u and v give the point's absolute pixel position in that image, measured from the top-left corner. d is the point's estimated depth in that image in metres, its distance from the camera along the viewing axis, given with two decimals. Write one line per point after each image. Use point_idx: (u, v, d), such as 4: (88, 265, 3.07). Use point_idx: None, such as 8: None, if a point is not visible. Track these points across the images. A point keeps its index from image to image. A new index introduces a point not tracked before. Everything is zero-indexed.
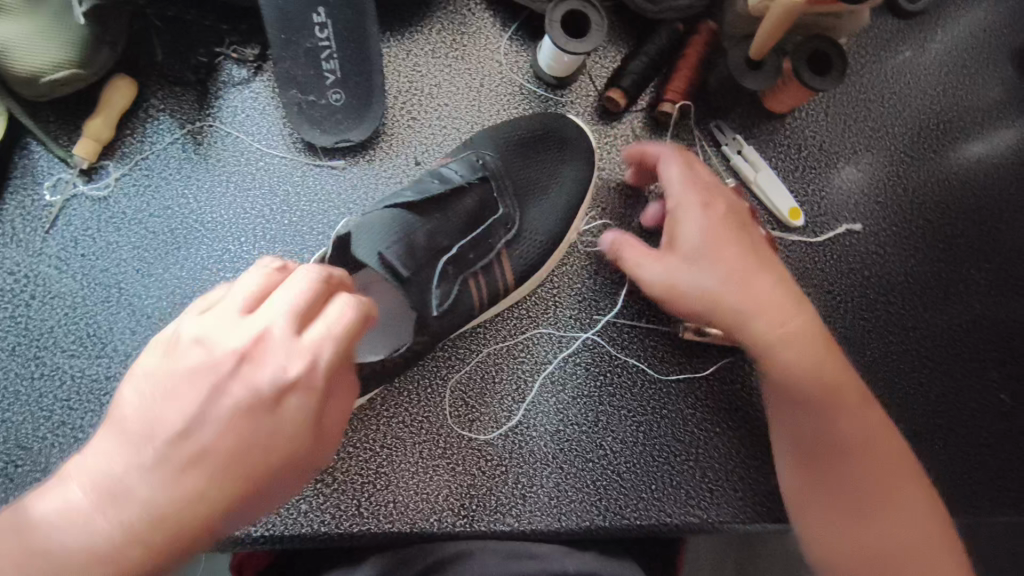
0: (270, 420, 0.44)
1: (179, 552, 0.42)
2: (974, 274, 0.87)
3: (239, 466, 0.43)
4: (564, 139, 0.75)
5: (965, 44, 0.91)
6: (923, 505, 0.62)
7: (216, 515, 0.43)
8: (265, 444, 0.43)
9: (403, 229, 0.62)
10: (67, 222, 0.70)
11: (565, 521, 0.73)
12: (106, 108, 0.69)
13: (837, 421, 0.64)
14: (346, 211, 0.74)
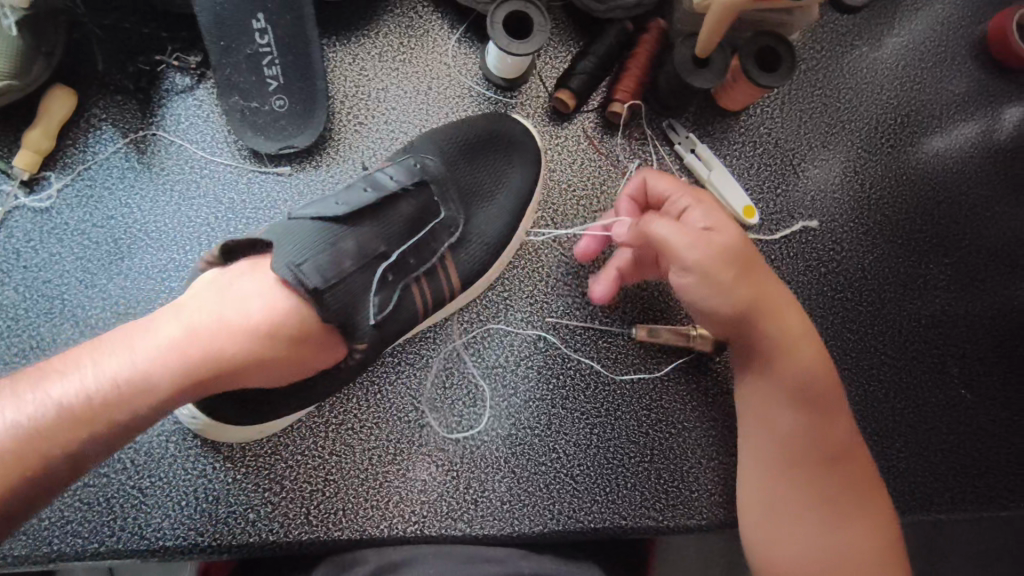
0: (256, 320, 0.57)
1: (173, 403, 0.54)
2: (934, 269, 0.87)
3: (226, 346, 0.56)
4: (510, 139, 0.75)
5: (922, 37, 0.90)
6: (871, 527, 0.63)
7: (203, 380, 0.55)
8: (246, 335, 0.56)
9: (329, 239, 0.59)
10: (9, 234, 0.69)
11: (517, 525, 0.73)
12: (46, 119, 0.69)
13: (818, 429, 0.64)
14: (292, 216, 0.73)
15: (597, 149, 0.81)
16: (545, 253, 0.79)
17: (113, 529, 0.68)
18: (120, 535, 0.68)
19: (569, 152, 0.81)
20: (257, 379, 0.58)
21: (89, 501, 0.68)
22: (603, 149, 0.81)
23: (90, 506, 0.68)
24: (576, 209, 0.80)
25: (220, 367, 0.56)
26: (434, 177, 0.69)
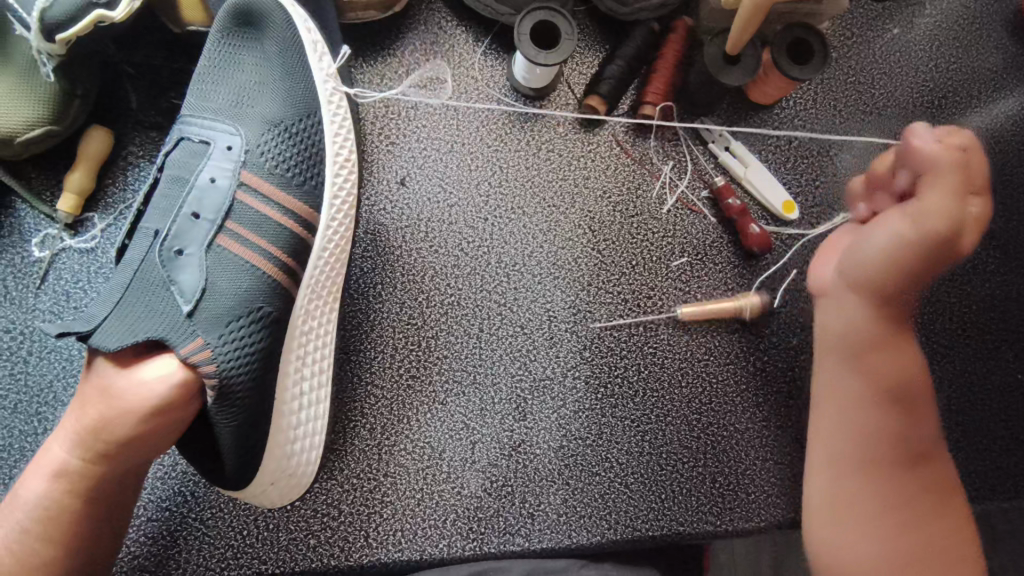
0: (72, 419, 0.56)
1: (62, 518, 0.54)
2: (982, 253, 0.84)
3: (40, 466, 0.55)
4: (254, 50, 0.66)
5: (955, 16, 0.88)
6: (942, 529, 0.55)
7: (39, 507, 0.54)
8: (66, 435, 0.55)
9: (141, 281, 0.58)
10: (58, 276, 0.70)
11: (575, 537, 0.73)
12: (84, 161, 0.69)
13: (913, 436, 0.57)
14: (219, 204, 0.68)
15: (629, 153, 0.80)
16: (585, 262, 0.78)
17: (177, 562, 0.69)
18: (185, 567, 0.68)
19: (602, 158, 0.80)
20: (121, 431, 0.54)
21: (153, 534, 0.69)
22: (635, 153, 0.80)
23: (154, 539, 0.69)
24: (612, 215, 0.79)
25: (86, 447, 0.54)
26: (170, 164, 0.64)
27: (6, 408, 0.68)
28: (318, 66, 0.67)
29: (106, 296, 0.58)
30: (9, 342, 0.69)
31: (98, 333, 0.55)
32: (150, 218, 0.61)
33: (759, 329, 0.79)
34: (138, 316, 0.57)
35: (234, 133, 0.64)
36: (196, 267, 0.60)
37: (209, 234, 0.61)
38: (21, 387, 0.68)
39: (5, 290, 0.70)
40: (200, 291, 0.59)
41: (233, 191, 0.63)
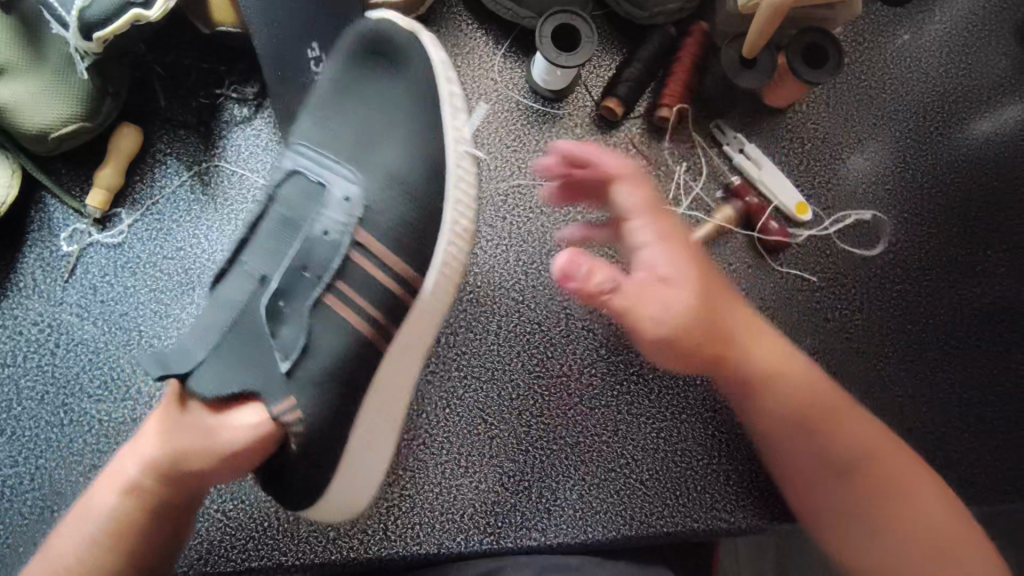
0: (148, 437, 0.55)
1: (129, 534, 0.52)
2: (992, 255, 0.85)
3: (112, 477, 0.53)
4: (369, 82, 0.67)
5: (964, 22, 0.89)
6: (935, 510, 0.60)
7: (106, 520, 0.51)
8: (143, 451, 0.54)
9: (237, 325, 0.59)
10: (85, 270, 0.72)
11: (591, 532, 0.73)
12: (115, 157, 0.71)
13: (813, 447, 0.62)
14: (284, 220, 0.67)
15: (643, 153, 0.82)
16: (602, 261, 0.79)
17: (198, 554, 0.69)
18: (206, 558, 0.69)
19: None
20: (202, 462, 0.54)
21: None
22: (651, 155, 0.82)
23: None
24: None
25: (165, 469, 0.53)
26: (280, 203, 0.64)
27: (33, 399, 0.69)
28: (452, 123, 0.68)
29: (206, 328, 0.59)
30: (37, 335, 0.70)
31: (197, 374, 0.57)
32: (252, 259, 0.62)
33: (773, 329, 0.80)
34: (238, 362, 0.58)
35: (353, 185, 0.64)
36: (297, 324, 0.61)
37: (314, 289, 0.62)
38: (48, 378, 0.70)
39: (34, 284, 0.71)
40: (297, 350, 0.60)
41: (344, 249, 0.63)
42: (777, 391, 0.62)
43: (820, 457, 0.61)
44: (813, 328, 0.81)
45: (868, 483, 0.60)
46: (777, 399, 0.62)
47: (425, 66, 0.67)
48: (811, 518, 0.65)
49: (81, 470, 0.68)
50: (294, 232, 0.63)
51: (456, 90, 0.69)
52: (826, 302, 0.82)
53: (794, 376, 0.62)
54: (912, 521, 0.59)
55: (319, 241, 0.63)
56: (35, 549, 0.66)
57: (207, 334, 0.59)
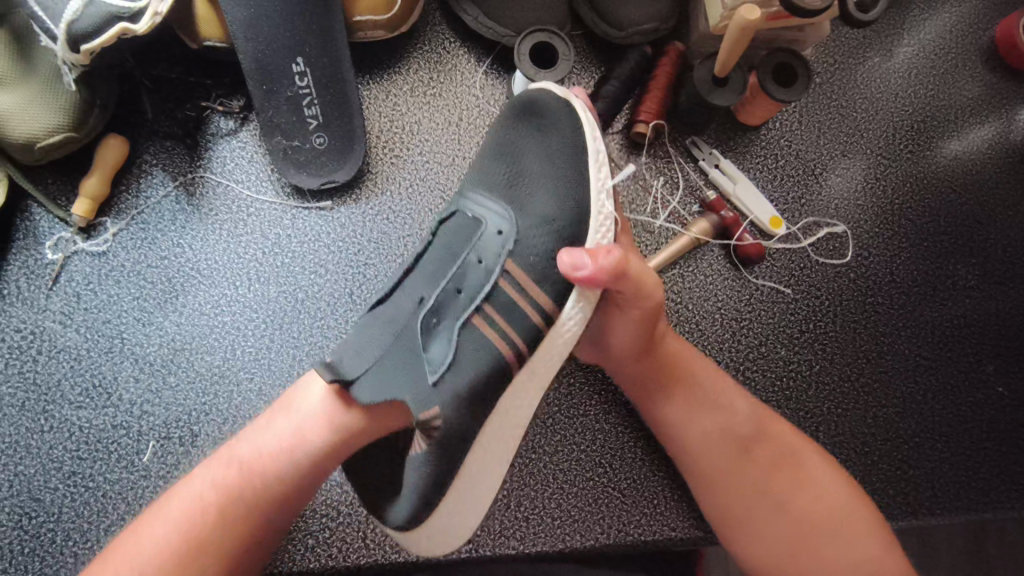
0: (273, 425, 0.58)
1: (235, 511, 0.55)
2: (961, 270, 0.87)
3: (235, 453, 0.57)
4: (546, 124, 0.66)
5: (932, 45, 0.92)
6: (861, 537, 0.62)
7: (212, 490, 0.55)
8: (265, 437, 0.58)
9: (405, 345, 0.59)
10: (69, 278, 0.72)
11: (569, 540, 0.74)
12: (101, 167, 0.72)
13: (744, 465, 0.65)
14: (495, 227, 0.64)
15: (622, 168, 0.84)
16: None
17: None
18: None
19: None
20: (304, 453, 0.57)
21: None
22: (629, 170, 0.84)
23: None
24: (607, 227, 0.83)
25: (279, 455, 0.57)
26: (458, 228, 0.64)
27: (13, 406, 0.70)
28: (597, 179, 0.65)
29: (366, 344, 0.59)
30: (19, 341, 0.71)
31: (360, 380, 0.57)
32: (422, 285, 0.63)
33: (748, 340, 0.82)
34: (391, 376, 0.57)
35: (503, 219, 0.63)
36: (446, 341, 0.59)
37: (469, 306, 0.61)
38: (29, 385, 0.70)
39: (18, 291, 0.72)
40: (445, 365, 0.58)
41: (497, 274, 0.61)
42: (701, 391, 0.68)
43: (743, 463, 0.65)
44: (787, 340, 0.83)
45: (791, 486, 0.64)
46: (704, 398, 0.68)
47: (568, 114, 0.66)
48: (733, 534, 0.65)
49: (59, 477, 0.68)
50: (455, 261, 0.63)
51: (602, 146, 0.66)
52: (800, 313, 0.83)
53: (718, 381, 0.69)
54: (834, 525, 0.63)
55: (473, 268, 0.62)
56: (11, 557, 0.66)
57: (364, 350, 0.59)
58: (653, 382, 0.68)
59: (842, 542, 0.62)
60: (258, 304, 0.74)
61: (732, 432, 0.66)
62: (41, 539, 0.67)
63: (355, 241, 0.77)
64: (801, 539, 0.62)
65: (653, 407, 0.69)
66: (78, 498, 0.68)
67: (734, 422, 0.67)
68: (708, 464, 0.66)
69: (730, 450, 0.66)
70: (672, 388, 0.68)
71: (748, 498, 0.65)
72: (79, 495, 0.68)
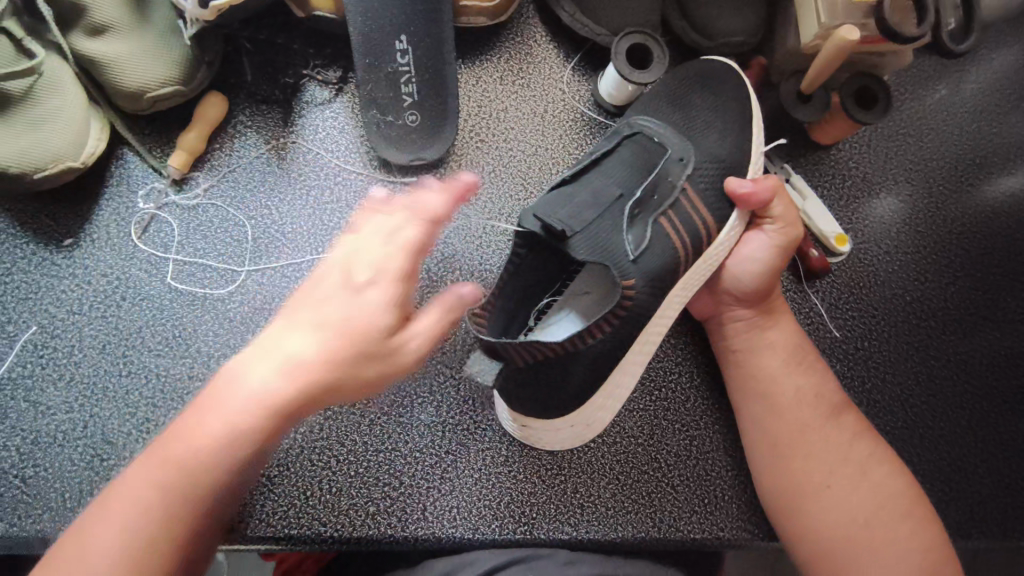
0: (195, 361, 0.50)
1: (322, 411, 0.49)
2: (1012, 303, 0.90)
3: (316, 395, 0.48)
4: (718, 88, 0.71)
5: (998, 84, 0.95)
6: (918, 529, 0.64)
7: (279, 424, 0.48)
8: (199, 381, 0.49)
9: (607, 220, 0.62)
10: (158, 228, 0.74)
11: (621, 530, 0.75)
12: (200, 122, 0.73)
13: (819, 439, 0.67)
14: (680, 149, 0.67)
15: None
16: None
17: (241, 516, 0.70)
18: (247, 522, 0.69)
19: None
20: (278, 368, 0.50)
21: None
22: None
23: None
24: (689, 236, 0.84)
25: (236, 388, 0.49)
26: (641, 141, 0.68)
27: (94, 348, 0.70)
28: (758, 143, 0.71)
29: (572, 212, 0.61)
30: (104, 286, 0.72)
31: (573, 241, 0.60)
32: (612, 179, 0.65)
33: None
34: (596, 244, 0.61)
35: (688, 146, 0.68)
36: (641, 230, 0.63)
37: (661, 208, 0.64)
38: (111, 329, 0.71)
39: (106, 235, 0.73)
40: (642, 248, 0.62)
41: (681, 189, 0.66)
42: (801, 355, 0.72)
43: (818, 438, 0.67)
44: (842, 355, 0.85)
45: (856, 468, 0.66)
46: (805, 360, 0.71)
47: (731, 83, 0.72)
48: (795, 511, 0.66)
49: (133, 423, 0.69)
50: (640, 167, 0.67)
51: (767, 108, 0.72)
52: (858, 331, 0.86)
53: (814, 356, 0.73)
54: (894, 514, 0.64)
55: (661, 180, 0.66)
56: (80, 498, 0.66)
57: (573, 219, 0.60)
58: (759, 335, 0.72)
59: (905, 528, 0.63)
60: None
61: (818, 402, 0.69)
62: (111, 481, 0.67)
63: None
64: (862, 521, 0.64)
65: (749, 367, 0.72)
66: (151, 445, 0.69)
67: (818, 397, 0.69)
68: (787, 430, 0.68)
69: (810, 421, 0.68)
70: (772, 342, 0.72)
71: (818, 477, 0.66)
72: (152, 441, 0.69)
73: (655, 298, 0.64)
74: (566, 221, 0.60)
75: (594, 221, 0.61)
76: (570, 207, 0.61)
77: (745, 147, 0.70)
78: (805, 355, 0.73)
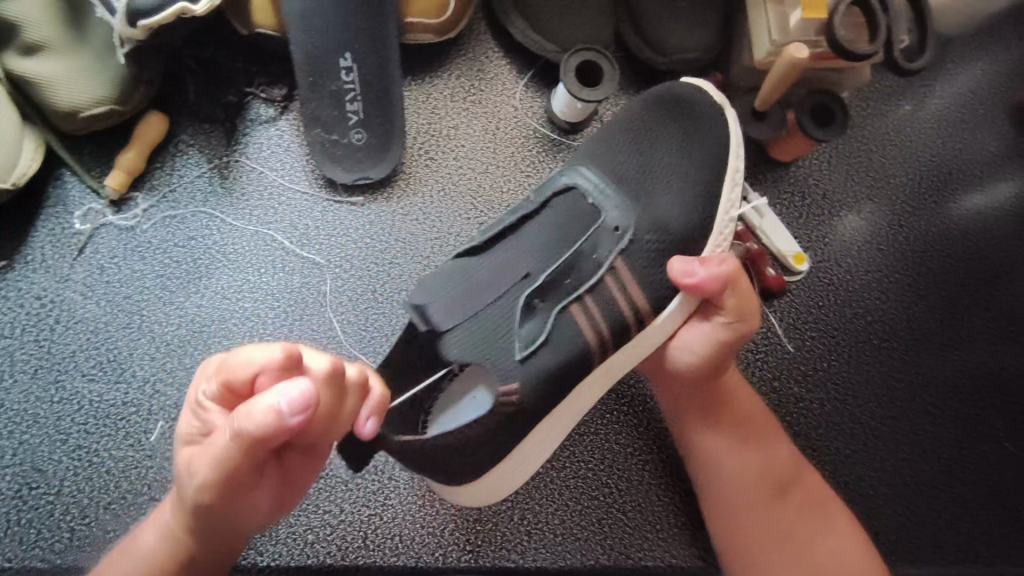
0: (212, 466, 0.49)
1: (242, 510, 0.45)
2: (976, 322, 0.88)
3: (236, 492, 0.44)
4: (688, 122, 0.69)
5: (963, 99, 0.94)
6: None
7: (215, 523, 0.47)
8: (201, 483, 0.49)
9: (505, 308, 0.60)
10: (95, 250, 0.72)
11: (570, 558, 0.73)
12: (138, 141, 0.72)
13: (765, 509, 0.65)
14: (614, 224, 0.64)
15: None
16: None
17: None
18: None
19: None
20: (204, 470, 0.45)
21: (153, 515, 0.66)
22: None
23: None
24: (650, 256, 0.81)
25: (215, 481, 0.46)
26: (574, 204, 0.66)
27: (26, 373, 0.69)
28: (725, 195, 0.68)
29: (461, 297, 0.60)
30: (37, 309, 0.70)
31: (451, 334, 0.59)
32: (526, 253, 0.64)
33: (762, 374, 0.83)
34: (483, 337, 0.59)
35: (625, 216, 0.65)
36: (545, 321, 0.60)
37: (572, 295, 0.61)
38: (44, 353, 0.70)
39: (41, 257, 0.71)
40: (540, 341, 0.59)
41: (605, 269, 0.63)
42: (750, 425, 0.69)
43: (765, 508, 0.65)
44: (801, 377, 0.83)
45: (804, 533, 0.64)
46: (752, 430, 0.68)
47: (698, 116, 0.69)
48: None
49: (65, 449, 0.68)
50: (563, 240, 0.64)
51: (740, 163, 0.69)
52: (816, 352, 0.84)
53: (765, 417, 0.70)
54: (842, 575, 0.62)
55: (584, 259, 0.63)
56: (7, 526, 0.65)
57: (460, 307, 0.60)
58: (706, 407, 0.69)
59: None
60: (281, 292, 0.74)
61: (766, 471, 0.67)
62: (39, 510, 0.66)
63: (381, 240, 0.77)
64: None
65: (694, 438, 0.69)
66: (81, 472, 0.67)
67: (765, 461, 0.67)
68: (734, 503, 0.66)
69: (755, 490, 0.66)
70: (721, 415, 0.68)
71: (764, 545, 0.64)
72: (83, 469, 0.67)
73: (595, 323, 0.62)
74: (450, 309, 0.60)
75: (488, 305, 0.61)
76: (463, 292, 0.61)
77: (693, 167, 0.68)
78: (756, 421, 0.69)
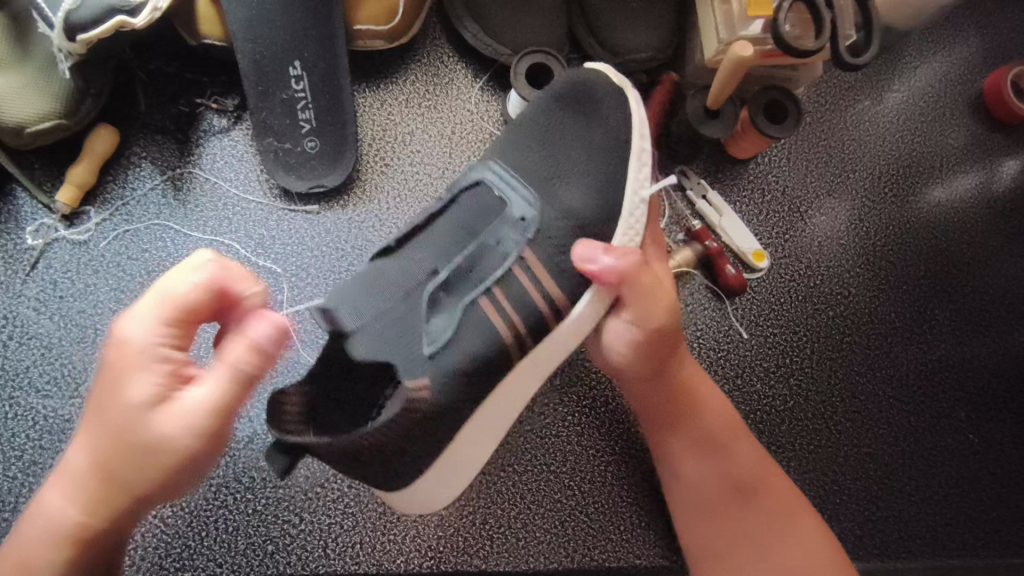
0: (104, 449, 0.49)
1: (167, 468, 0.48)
2: (939, 315, 0.88)
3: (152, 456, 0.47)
4: (595, 110, 0.69)
5: (923, 92, 0.94)
6: None
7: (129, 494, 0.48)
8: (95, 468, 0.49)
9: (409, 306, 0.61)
10: (48, 265, 0.72)
11: (532, 562, 0.73)
12: (88, 155, 0.72)
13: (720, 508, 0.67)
14: (519, 215, 0.65)
15: None
16: None
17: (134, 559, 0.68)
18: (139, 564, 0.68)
19: None
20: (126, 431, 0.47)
21: None
22: None
23: None
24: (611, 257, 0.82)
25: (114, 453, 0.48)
26: (479, 199, 0.67)
27: None
28: (635, 177, 0.68)
29: (366, 301, 0.61)
30: None
31: (356, 337, 0.59)
32: (432, 251, 0.64)
33: (724, 372, 0.83)
34: (390, 338, 0.60)
35: (530, 206, 0.65)
36: (450, 317, 0.60)
37: (478, 287, 0.62)
38: None
39: None
40: (444, 340, 0.59)
41: (512, 259, 0.63)
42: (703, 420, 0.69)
43: (719, 507, 0.67)
44: (763, 373, 0.83)
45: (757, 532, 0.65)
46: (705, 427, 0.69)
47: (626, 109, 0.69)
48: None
49: (19, 466, 0.67)
50: (470, 234, 0.65)
51: (647, 145, 0.69)
52: (778, 348, 0.84)
53: (722, 412, 0.70)
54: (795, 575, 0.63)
55: (490, 250, 0.64)
56: None
57: (364, 311, 0.61)
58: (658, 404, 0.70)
59: None
60: None
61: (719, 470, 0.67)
62: None
63: (337, 247, 0.77)
64: None
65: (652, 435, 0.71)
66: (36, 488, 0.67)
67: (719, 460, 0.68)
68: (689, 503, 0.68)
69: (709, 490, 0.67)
70: (675, 410, 0.69)
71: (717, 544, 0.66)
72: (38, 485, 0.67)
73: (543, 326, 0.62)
74: (357, 314, 0.60)
75: (393, 308, 0.61)
76: (368, 296, 0.62)
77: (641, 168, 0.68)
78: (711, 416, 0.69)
